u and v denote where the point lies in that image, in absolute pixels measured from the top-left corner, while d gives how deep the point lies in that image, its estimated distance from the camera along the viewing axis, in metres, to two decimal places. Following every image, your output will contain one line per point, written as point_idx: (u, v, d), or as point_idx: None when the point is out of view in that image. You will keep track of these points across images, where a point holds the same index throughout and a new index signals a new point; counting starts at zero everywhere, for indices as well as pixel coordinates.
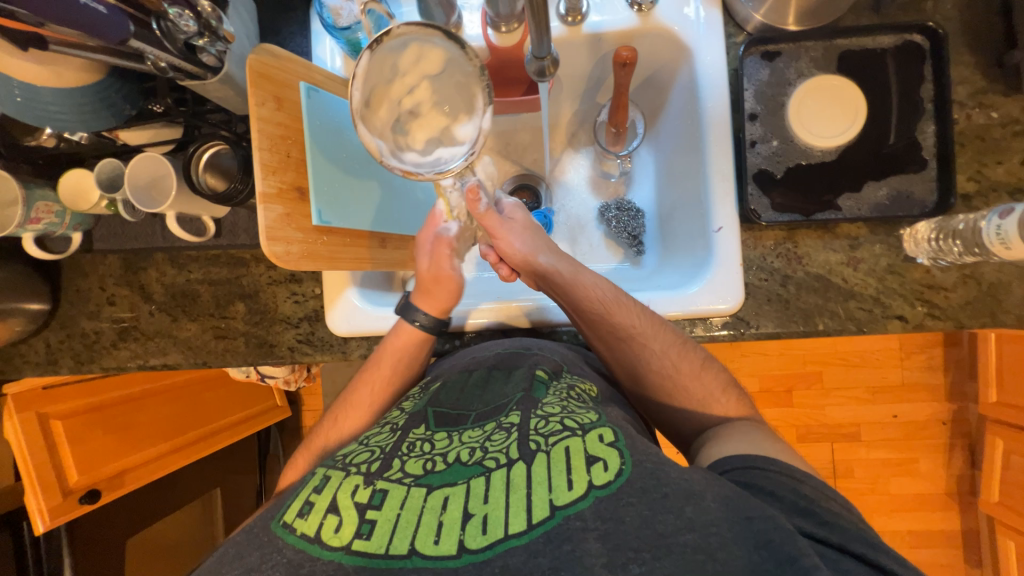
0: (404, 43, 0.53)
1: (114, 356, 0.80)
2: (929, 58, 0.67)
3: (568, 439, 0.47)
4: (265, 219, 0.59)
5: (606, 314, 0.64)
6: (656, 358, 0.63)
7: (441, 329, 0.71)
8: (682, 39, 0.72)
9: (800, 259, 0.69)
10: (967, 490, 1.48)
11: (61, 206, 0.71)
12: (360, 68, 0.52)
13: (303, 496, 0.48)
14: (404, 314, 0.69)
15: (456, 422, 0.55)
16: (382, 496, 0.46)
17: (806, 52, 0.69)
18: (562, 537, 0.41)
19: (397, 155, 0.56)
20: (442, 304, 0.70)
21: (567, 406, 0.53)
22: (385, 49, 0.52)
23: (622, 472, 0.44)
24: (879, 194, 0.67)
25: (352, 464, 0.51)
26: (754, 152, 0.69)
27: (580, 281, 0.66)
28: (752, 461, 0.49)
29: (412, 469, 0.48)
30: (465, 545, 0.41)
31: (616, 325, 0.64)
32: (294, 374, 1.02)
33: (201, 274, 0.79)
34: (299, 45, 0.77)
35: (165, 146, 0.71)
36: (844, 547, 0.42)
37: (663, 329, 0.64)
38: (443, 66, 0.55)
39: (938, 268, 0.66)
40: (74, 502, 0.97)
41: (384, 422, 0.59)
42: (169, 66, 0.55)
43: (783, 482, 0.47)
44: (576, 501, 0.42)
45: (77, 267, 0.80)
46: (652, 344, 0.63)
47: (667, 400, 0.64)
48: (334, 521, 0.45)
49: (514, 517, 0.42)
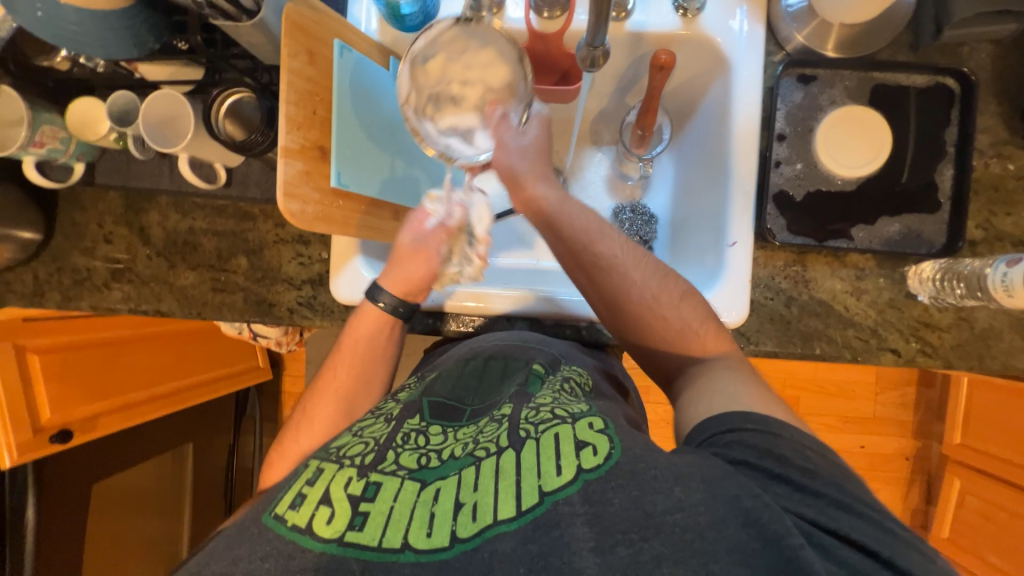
0: (483, 42, 0.66)
1: (105, 297, 0.77)
2: (958, 103, 0.68)
3: (557, 427, 0.47)
4: (284, 173, 0.57)
5: (588, 243, 0.62)
6: (637, 288, 0.61)
7: (405, 312, 0.69)
8: (722, 50, 0.72)
9: (807, 283, 0.70)
10: (920, 525, 1.54)
11: (68, 133, 0.68)
12: (440, 28, 0.65)
13: (296, 487, 0.46)
14: (369, 295, 0.68)
15: (452, 416, 0.56)
16: (376, 488, 0.45)
17: (841, 81, 0.70)
18: (551, 523, 0.40)
19: (421, 114, 0.66)
20: (409, 291, 0.68)
21: (559, 397, 0.53)
22: (467, 34, 0.65)
23: (611, 456, 0.43)
24: (891, 229, 0.68)
25: (346, 456, 0.48)
26: (778, 173, 0.70)
27: (565, 209, 0.64)
28: (727, 424, 0.48)
29: (406, 462, 0.47)
30: (457, 536, 0.41)
31: (594, 252, 0.62)
32: (287, 337, 1.00)
33: (205, 223, 0.77)
34: (335, 2, 0.75)
35: (184, 86, 0.68)
36: (840, 533, 0.40)
37: (642, 256, 0.63)
38: (499, 73, 0.65)
39: (936, 307, 0.68)
40: (44, 440, 0.94)
41: (377, 412, 0.57)
42: (207, 3, 0.53)
43: (759, 442, 0.46)
44: (565, 487, 0.42)
45: (75, 199, 0.77)
46: (632, 273, 0.62)
47: (652, 334, 0.61)
48: (327, 512, 0.43)
49: (504, 504, 0.42)
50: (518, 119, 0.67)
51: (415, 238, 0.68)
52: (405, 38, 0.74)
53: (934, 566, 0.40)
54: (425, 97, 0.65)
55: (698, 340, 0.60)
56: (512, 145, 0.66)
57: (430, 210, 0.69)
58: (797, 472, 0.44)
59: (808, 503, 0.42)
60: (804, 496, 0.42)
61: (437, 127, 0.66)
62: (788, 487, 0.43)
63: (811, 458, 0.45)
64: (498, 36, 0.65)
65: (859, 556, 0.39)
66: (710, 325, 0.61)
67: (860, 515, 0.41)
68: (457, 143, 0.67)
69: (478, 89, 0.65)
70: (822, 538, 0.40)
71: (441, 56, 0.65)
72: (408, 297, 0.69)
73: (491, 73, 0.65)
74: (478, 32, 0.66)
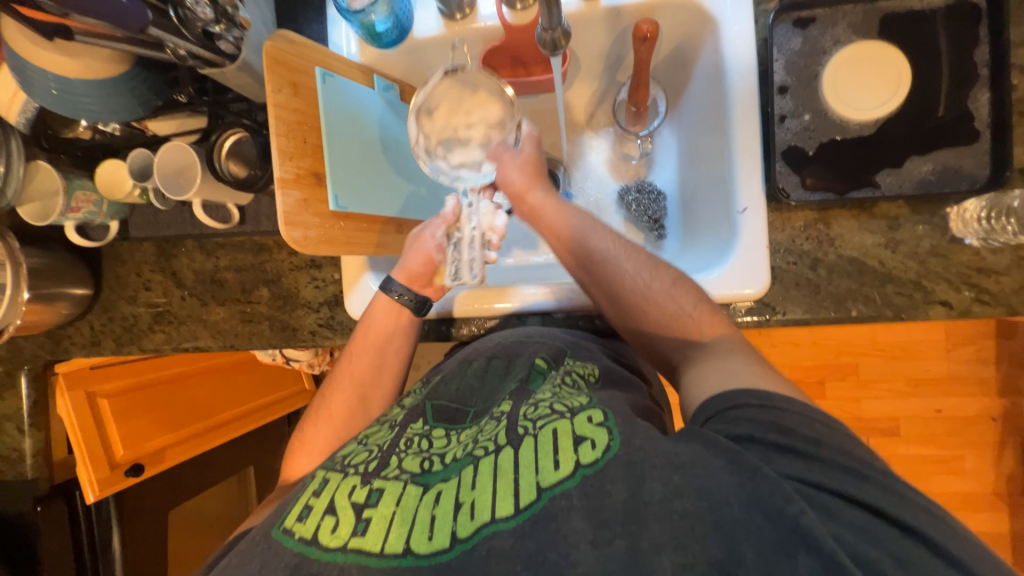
0: (472, 82, 0.71)
1: (151, 339, 0.84)
2: (987, 19, 0.60)
3: (555, 422, 0.46)
4: (283, 204, 0.60)
5: (581, 239, 0.64)
6: (630, 278, 0.60)
7: (420, 304, 0.69)
8: (707, 8, 0.68)
9: (832, 242, 0.65)
10: (1018, 491, 1.38)
11: (99, 196, 0.75)
12: (433, 80, 0.70)
13: (304, 499, 0.48)
14: (384, 287, 0.69)
15: (455, 420, 0.57)
16: (379, 494, 0.46)
17: (843, 17, 0.64)
18: (548, 518, 0.40)
19: (432, 156, 0.70)
20: (414, 279, 0.68)
21: (559, 393, 0.52)
22: (460, 77, 0.70)
23: (611, 447, 0.43)
24: (923, 170, 0.62)
25: (351, 465, 0.50)
26: (784, 128, 0.65)
27: (558, 208, 0.66)
28: (727, 402, 0.45)
29: (409, 466, 0.49)
30: (456, 537, 0.41)
31: (584, 247, 0.63)
32: (318, 358, 1.04)
33: (228, 260, 0.82)
34: (316, 32, 0.77)
35: (191, 135, 0.73)
36: (849, 496, 0.39)
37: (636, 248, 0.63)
38: (489, 109, 0.70)
39: (989, 249, 0.61)
40: (120, 475, 1.03)
41: (384, 419, 0.60)
42: (188, 53, 0.57)
43: (760, 416, 0.43)
44: (563, 481, 0.41)
45: (114, 254, 0.84)
46: (625, 264, 0.61)
47: (645, 320, 0.59)
48: (332, 521, 0.45)
49: (501, 502, 0.42)
50: (516, 142, 0.71)
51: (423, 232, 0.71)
52: (385, 56, 0.77)
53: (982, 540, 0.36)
54: (434, 142, 0.70)
55: (693, 322, 0.57)
56: (507, 162, 0.68)
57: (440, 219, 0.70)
58: (810, 442, 0.41)
59: (818, 470, 0.40)
60: (818, 463, 0.40)
61: (448, 163, 0.71)
62: (795, 456, 0.41)
63: (818, 427, 0.42)
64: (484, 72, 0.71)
65: (870, 517, 0.38)
66: (705, 309, 0.58)
67: (878, 488, 0.39)
68: (467, 176, 0.71)
69: (478, 133, 0.70)
70: (827, 501, 0.38)
71: (443, 105, 0.70)
72: (416, 286, 0.69)
73: (491, 110, 0.70)
74: (467, 77, 0.71)
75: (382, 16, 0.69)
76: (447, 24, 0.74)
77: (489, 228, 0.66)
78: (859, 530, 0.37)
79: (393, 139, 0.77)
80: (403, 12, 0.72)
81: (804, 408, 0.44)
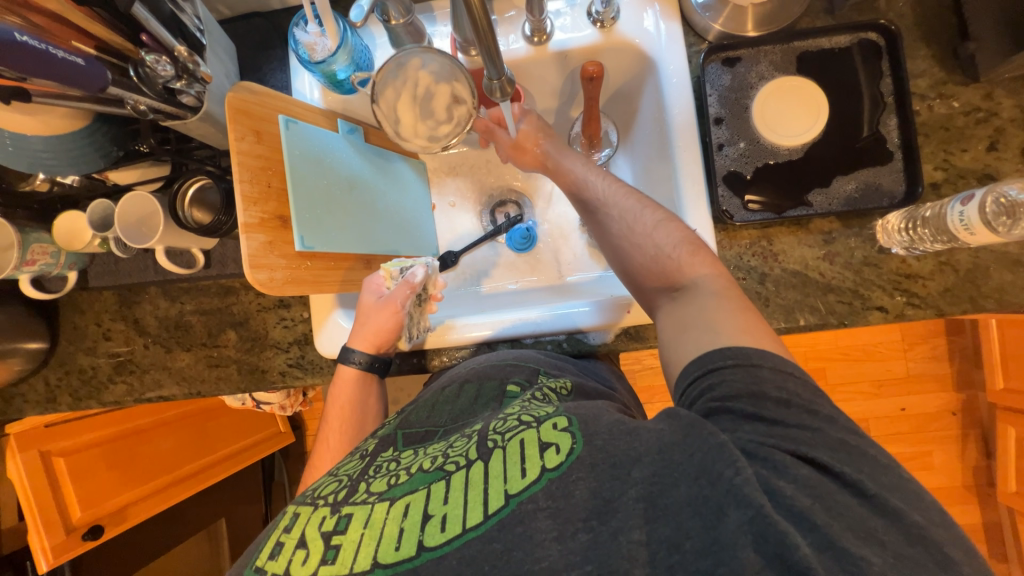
0: (389, 74, 0.66)
1: (111, 392, 0.81)
2: (886, 54, 0.68)
3: (523, 432, 0.48)
4: (248, 247, 0.61)
5: (580, 190, 0.71)
6: (617, 221, 0.66)
7: (381, 365, 0.74)
8: (645, 50, 0.74)
9: (776, 257, 0.70)
10: (984, 482, 1.44)
11: (56, 246, 0.74)
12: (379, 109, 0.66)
13: (275, 537, 0.48)
14: (344, 358, 0.72)
15: (423, 439, 0.58)
16: (348, 519, 0.47)
17: (765, 56, 0.70)
18: (515, 521, 0.42)
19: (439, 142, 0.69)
20: (380, 345, 0.72)
21: (527, 404, 0.54)
22: (384, 84, 0.66)
23: (572, 451, 0.45)
24: (848, 188, 0.68)
25: (321, 497, 0.51)
26: (723, 155, 0.71)
27: (562, 166, 0.74)
28: (709, 364, 0.47)
29: (376, 488, 0.49)
30: (424, 545, 0.43)
31: (585, 199, 0.70)
32: (290, 399, 1.02)
33: (193, 305, 0.81)
34: (280, 80, 0.80)
35: (153, 183, 0.73)
36: (799, 453, 0.41)
37: (633, 194, 0.67)
38: (419, 67, 0.66)
39: (914, 257, 0.67)
40: (77, 539, 0.98)
41: (355, 450, 0.60)
42: (149, 108, 0.58)
43: (740, 381, 0.45)
44: (529, 486, 0.43)
45: (73, 304, 0.82)
46: (612, 209, 0.67)
47: (630, 263, 0.63)
48: (303, 553, 0.46)
49: (472, 511, 0.43)
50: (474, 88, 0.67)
51: (377, 297, 0.73)
52: (347, 101, 0.80)
53: (912, 521, 0.38)
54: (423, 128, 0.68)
55: (672, 263, 0.59)
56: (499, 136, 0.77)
57: (386, 278, 0.74)
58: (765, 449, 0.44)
59: (779, 432, 0.42)
60: None
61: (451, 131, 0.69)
62: (759, 423, 0.43)
63: (788, 385, 0.44)
64: (388, 61, 0.65)
65: (813, 472, 0.40)
66: (685, 250, 0.60)
67: (828, 438, 0.42)
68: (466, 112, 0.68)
69: (434, 90, 0.67)
70: (776, 457, 0.40)
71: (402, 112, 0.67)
72: (381, 350, 0.73)
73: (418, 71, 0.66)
74: (385, 79, 0.66)
75: (343, 65, 0.72)
76: None
77: (432, 285, 0.78)
78: (803, 486, 0.39)
79: (359, 178, 0.79)
80: (364, 60, 0.76)
81: (778, 362, 0.45)
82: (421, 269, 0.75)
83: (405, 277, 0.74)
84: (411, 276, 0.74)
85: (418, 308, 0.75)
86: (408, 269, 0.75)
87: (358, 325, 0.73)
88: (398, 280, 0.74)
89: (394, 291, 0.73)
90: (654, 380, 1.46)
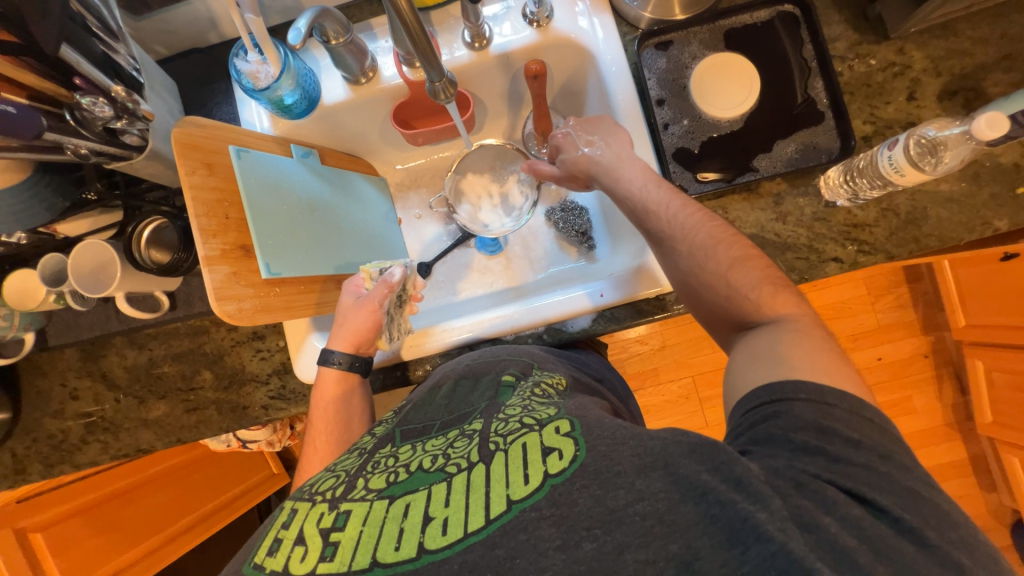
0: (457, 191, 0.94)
1: (85, 453, 0.78)
2: (803, 22, 0.72)
3: (525, 436, 0.49)
4: (211, 281, 0.59)
5: (643, 215, 0.64)
6: (685, 257, 0.60)
7: (361, 365, 0.71)
8: (582, 44, 0.77)
9: (733, 224, 0.72)
10: (964, 418, 1.51)
11: (8, 309, 0.71)
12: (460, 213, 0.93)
13: (272, 533, 0.48)
14: (324, 359, 0.70)
15: (421, 433, 0.58)
16: (346, 516, 0.46)
17: (694, 36, 0.74)
18: (517, 528, 0.42)
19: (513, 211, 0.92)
20: (359, 344, 0.71)
21: (528, 405, 0.55)
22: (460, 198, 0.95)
23: (577, 457, 0.45)
24: (789, 150, 0.72)
25: (318, 492, 0.51)
26: (669, 133, 0.74)
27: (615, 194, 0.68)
28: (778, 393, 0.46)
29: (374, 485, 0.49)
30: (425, 547, 0.42)
31: (647, 230, 0.64)
32: (277, 434, 1.00)
33: (163, 350, 0.78)
34: (226, 112, 0.79)
35: (105, 232, 0.71)
36: (852, 492, 0.41)
37: (703, 222, 0.61)
38: (472, 171, 0.95)
39: (857, 207, 0.70)
40: None
41: (353, 447, 0.60)
42: (91, 151, 0.57)
43: (808, 415, 0.44)
44: (532, 494, 0.43)
45: (34, 367, 0.79)
46: (680, 245, 0.60)
47: (703, 302, 0.60)
48: (301, 551, 0.45)
49: (473, 516, 0.43)
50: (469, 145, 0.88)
51: (355, 299, 0.73)
52: (298, 125, 0.80)
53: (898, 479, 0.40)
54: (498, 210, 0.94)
55: (750, 304, 0.56)
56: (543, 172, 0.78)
57: (364, 279, 0.74)
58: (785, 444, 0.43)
59: (839, 469, 0.42)
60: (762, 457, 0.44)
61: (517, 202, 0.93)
62: (822, 457, 0.43)
63: (863, 428, 0.44)
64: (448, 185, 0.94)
65: (865, 513, 0.40)
66: (765, 290, 0.56)
67: (897, 485, 0.41)
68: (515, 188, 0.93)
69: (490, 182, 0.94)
70: (826, 493, 0.41)
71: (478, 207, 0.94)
72: (360, 350, 0.71)
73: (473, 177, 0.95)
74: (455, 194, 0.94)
75: (288, 89, 0.72)
76: (353, 88, 0.79)
77: (412, 285, 0.82)
78: (851, 526, 0.40)
79: (320, 201, 0.79)
80: (309, 83, 0.76)
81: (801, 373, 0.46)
82: (398, 270, 0.75)
83: (382, 278, 0.73)
84: (388, 275, 0.74)
85: (399, 309, 0.77)
86: (387, 270, 0.75)
87: (337, 327, 0.72)
88: (377, 282, 0.73)
89: (372, 291, 0.72)
90: (643, 365, 1.47)
